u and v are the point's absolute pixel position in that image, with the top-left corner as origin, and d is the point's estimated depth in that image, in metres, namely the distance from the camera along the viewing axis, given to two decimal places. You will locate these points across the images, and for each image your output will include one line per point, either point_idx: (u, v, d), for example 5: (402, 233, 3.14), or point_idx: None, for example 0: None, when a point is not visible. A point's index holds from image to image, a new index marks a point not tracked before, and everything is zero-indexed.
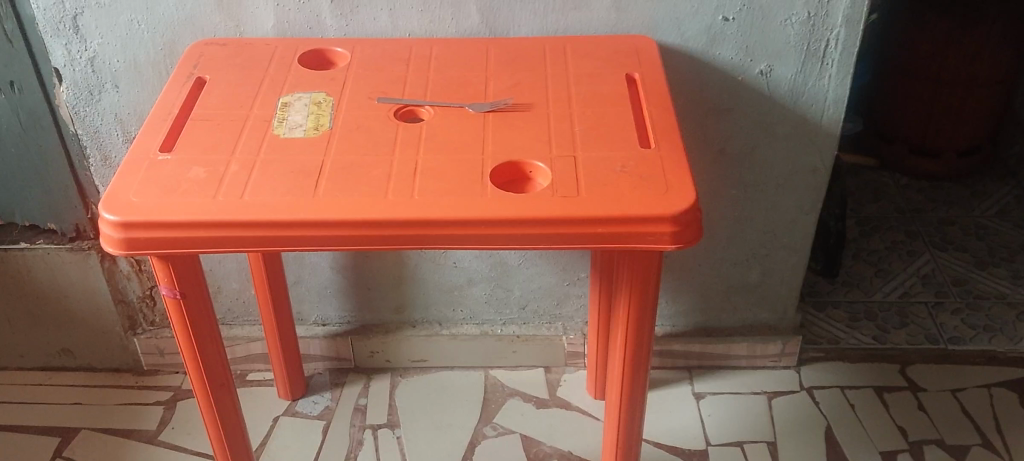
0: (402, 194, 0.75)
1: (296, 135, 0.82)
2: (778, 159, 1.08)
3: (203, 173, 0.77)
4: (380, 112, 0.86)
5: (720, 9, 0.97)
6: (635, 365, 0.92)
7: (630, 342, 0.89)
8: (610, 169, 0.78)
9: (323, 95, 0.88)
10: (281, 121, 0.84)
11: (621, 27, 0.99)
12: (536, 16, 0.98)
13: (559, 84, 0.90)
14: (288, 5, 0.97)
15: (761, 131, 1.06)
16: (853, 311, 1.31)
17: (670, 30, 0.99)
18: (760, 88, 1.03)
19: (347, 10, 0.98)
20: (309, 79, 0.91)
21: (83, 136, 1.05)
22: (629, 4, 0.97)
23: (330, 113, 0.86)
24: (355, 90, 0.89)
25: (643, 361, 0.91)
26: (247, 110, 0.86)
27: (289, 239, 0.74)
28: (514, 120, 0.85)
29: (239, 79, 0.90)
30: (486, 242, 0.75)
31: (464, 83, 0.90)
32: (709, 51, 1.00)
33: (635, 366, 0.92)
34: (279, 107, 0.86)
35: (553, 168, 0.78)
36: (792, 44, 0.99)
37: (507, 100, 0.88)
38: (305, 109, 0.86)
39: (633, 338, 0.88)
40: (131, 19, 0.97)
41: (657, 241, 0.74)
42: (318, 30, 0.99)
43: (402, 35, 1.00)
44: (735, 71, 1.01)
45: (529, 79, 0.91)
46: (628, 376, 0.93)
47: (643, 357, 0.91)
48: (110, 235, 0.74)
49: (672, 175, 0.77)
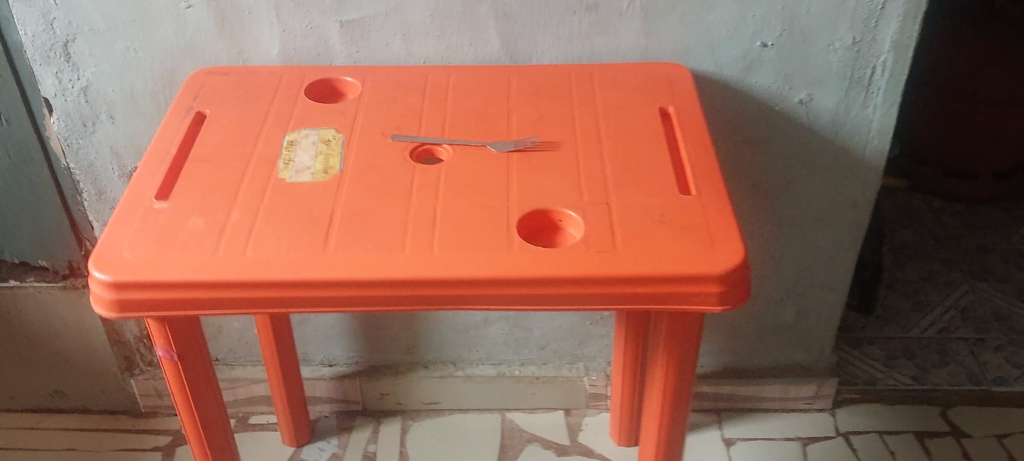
0: (421, 248, 0.69)
1: (302, 179, 0.75)
2: (817, 193, 1.00)
3: (202, 224, 0.71)
4: (393, 152, 0.79)
5: (757, 34, 0.89)
6: (671, 424, 0.86)
7: (667, 399, 0.82)
8: (649, 217, 0.71)
9: (332, 131, 0.81)
10: (287, 163, 0.77)
11: (651, 53, 0.92)
12: (560, 42, 0.91)
13: (588, 118, 0.83)
14: (294, 30, 0.90)
15: (799, 163, 0.98)
16: (889, 348, 1.24)
17: (702, 57, 0.91)
18: (799, 119, 0.95)
19: (356, 36, 0.90)
20: (316, 114, 0.83)
21: (76, 170, 0.99)
22: (659, 29, 0.90)
23: (340, 152, 0.79)
24: (367, 126, 0.82)
25: (680, 420, 0.85)
26: (250, 150, 0.79)
27: (300, 299, 0.68)
28: (540, 161, 0.78)
29: (242, 113, 0.83)
30: (515, 302, 0.68)
31: (484, 118, 0.83)
32: (744, 79, 0.93)
33: (671, 425, 0.86)
34: (284, 145, 0.79)
35: (585, 217, 0.71)
36: (835, 71, 0.92)
37: (532, 137, 0.80)
38: (313, 148, 0.79)
39: (671, 395, 0.82)
40: (127, 47, 0.90)
41: (703, 302, 0.68)
42: (326, 56, 0.92)
43: (416, 62, 0.92)
44: (773, 100, 0.94)
45: (555, 113, 0.84)
46: (664, 434, 0.87)
47: (680, 416, 0.84)
48: (101, 296, 0.67)
49: (717, 227, 0.70)
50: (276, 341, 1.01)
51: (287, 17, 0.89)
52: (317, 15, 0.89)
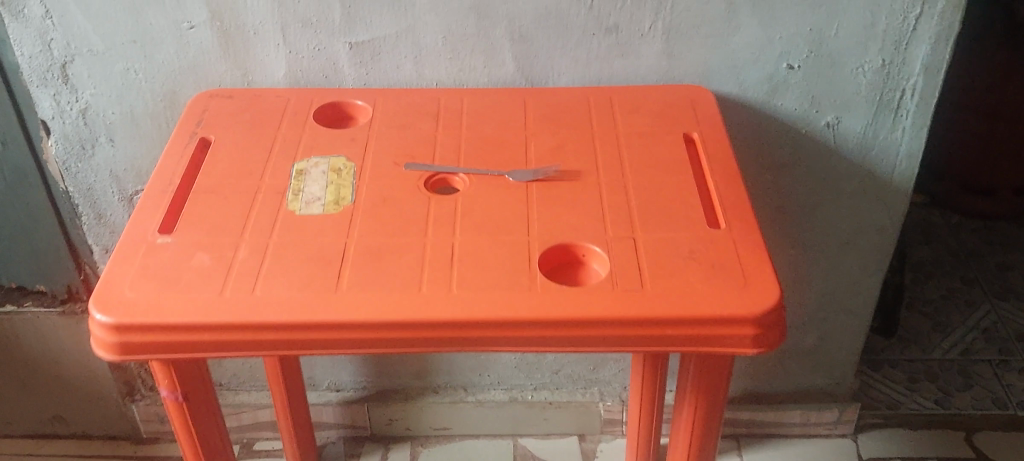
0: (439, 287, 0.66)
1: (313, 213, 0.72)
2: (842, 216, 0.98)
3: (208, 262, 0.68)
4: (407, 182, 0.76)
5: (784, 56, 0.87)
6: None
7: (693, 443, 0.80)
8: (678, 254, 0.68)
9: (343, 160, 0.78)
10: (296, 194, 0.74)
11: (672, 76, 0.89)
12: (577, 64, 0.88)
13: (608, 146, 0.80)
14: (300, 52, 0.86)
15: (823, 187, 0.96)
16: (911, 370, 1.21)
17: (727, 79, 0.88)
18: (825, 142, 0.92)
19: (366, 58, 0.87)
20: (326, 141, 0.80)
21: (75, 194, 0.95)
22: (681, 51, 0.87)
23: (351, 183, 0.75)
24: (379, 154, 0.79)
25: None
26: (257, 180, 0.76)
27: (313, 342, 0.64)
28: (561, 192, 0.75)
29: (248, 141, 0.80)
30: (538, 344, 0.65)
31: (500, 145, 0.80)
32: (769, 101, 0.90)
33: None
34: (293, 175, 0.76)
35: (609, 253, 0.68)
36: (863, 95, 0.89)
37: (551, 167, 0.77)
38: (323, 178, 0.76)
39: (698, 438, 0.79)
40: (127, 68, 0.87)
41: (736, 345, 0.65)
42: (334, 78, 0.89)
43: (428, 84, 0.89)
44: (799, 123, 0.91)
45: (574, 140, 0.81)
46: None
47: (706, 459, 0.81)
48: (102, 339, 0.64)
49: (749, 264, 0.67)
50: (287, 372, 0.97)
51: (293, 38, 0.85)
52: (325, 36, 0.85)
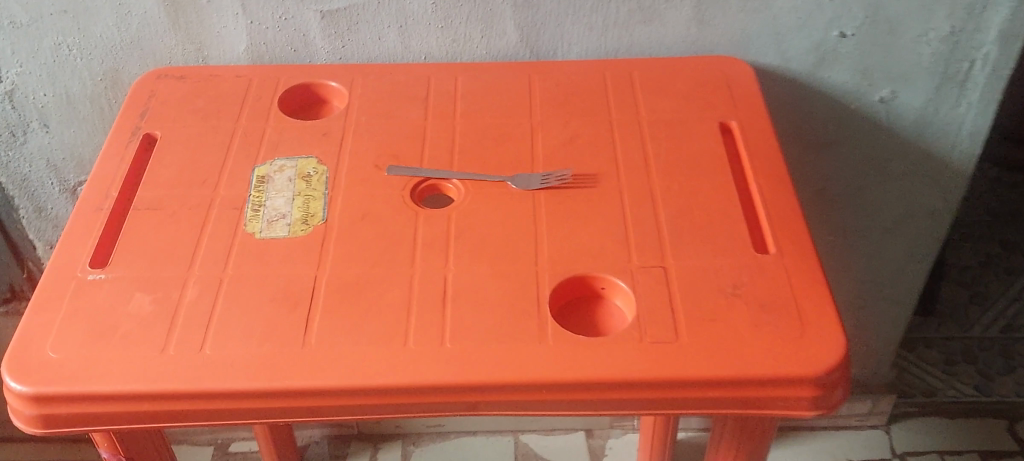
0: (428, 339, 0.53)
1: (276, 235, 0.60)
2: (891, 200, 0.85)
3: (149, 307, 0.55)
4: (390, 193, 0.63)
5: (834, 22, 0.73)
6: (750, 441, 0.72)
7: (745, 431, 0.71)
8: (719, 290, 0.56)
9: (313, 162, 0.65)
10: (257, 210, 0.62)
11: (701, 45, 0.75)
12: (592, 33, 0.74)
13: (630, 139, 0.66)
14: (263, 22, 0.72)
15: (873, 169, 0.82)
16: (948, 351, 1.11)
17: (767, 48, 0.75)
18: (877, 119, 0.79)
19: (342, 28, 0.73)
20: (293, 136, 0.67)
21: (9, 184, 0.83)
22: (714, 17, 0.73)
23: (323, 194, 0.63)
24: (356, 154, 0.66)
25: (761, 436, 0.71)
26: (209, 191, 0.63)
27: (277, 409, 0.53)
28: (575, 203, 0.62)
29: (200, 137, 0.67)
30: (552, 407, 0.53)
31: (501, 138, 0.67)
32: (815, 73, 0.76)
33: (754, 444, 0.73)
34: (254, 182, 0.64)
35: (637, 289, 0.56)
36: (925, 66, 0.75)
37: (563, 169, 0.64)
38: (289, 188, 0.63)
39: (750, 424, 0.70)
40: (57, 43, 0.72)
41: (791, 407, 0.53)
42: (304, 52, 0.74)
43: (415, 57, 0.75)
44: (847, 98, 0.78)
45: (588, 130, 0.67)
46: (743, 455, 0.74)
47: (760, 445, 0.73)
48: (20, 408, 0.53)
49: (807, 304, 0.55)
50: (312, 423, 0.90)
51: (254, 6, 0.71)
52: (292, 3, 0.71)
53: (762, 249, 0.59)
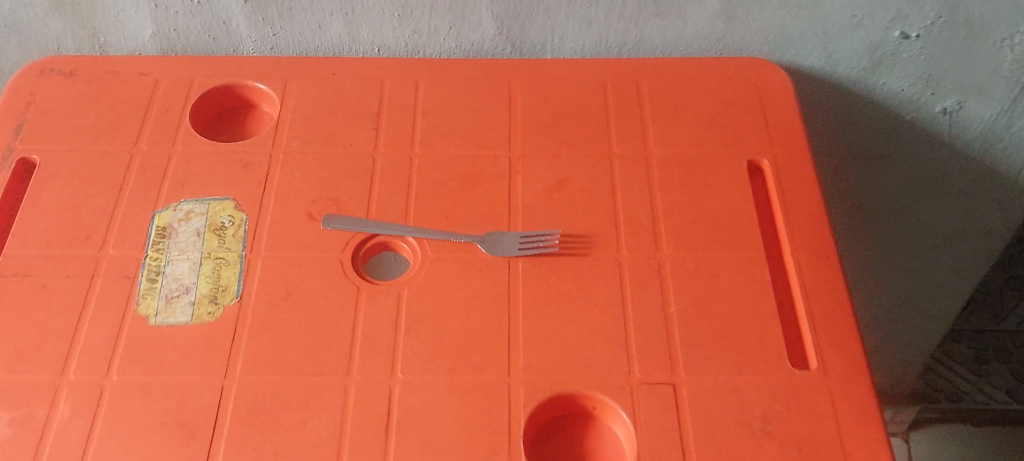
0: None
1: (175, 320, 0.47)
2: (941, 217, 0.71)
3: (5, 432, 0.43)
4: (327, 257, 0.49)
5: (897, 21, 0.57)
6: None
7: None
8: (742, 421, 0.43)
9: (231, 206, 0.51)
10: (154, 281, 0.48)
11: (727, 43, 0.60)
12: (589, 27, 0.58)
13: (635, 186, 0.53)
14: (172, 6, 0.57)
15: (923, 184, 0.69)
16: (979, 346, 0.96)
17: (810, 50, 0.60)
18: (936, 132, 0.64)
19: (272, 15, 0.58)
20: (207, 168, 0.53)
21: None
22: (746, 13, 0.57)
23: (238, 256, 0.49)
24: (285, 197, 0.52)
25: None
26: (94, 251, 0.49)
27: None
28: (562, 278, 0.48)
29: (89, 166, 0.53)
30: None
31: (471, 180, 0.53)
32: (867, 79, 0.61)
33: None
34: (153, 237, 0.50)
35: (636, 417, 0.43)
36: (1004, 74, 0.59)
37: (547, 229, 0.51)
38: (197, 246, 0.50)
39: None
40: None
41: None
42: (226, 41, 0.60)
43: (367, 50, 0.60)
44: (903, 107, 0.63)
45: (581, 172, 0.54)
46: None
47: None
48: None
49: (854, 448, 0.42)
50: None
51: None
52: None
53: (801, 363, 0.46)
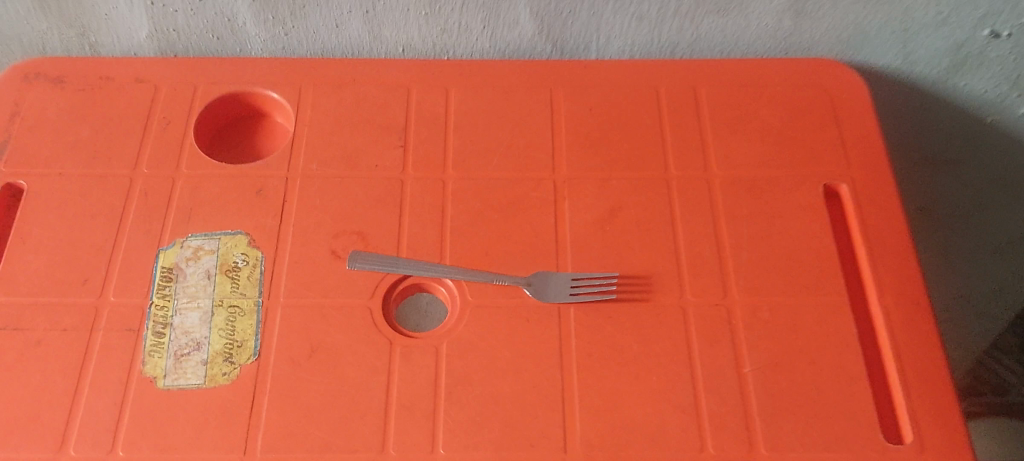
0: None
1: (186, 383, 0.42)
2: (1011, 218, 0.66)
3: None
4: (355, 305, 0.44)
5: (987, 19, 0.50)
6: None
7: None
8: None
9: (245, 242, 0.46)
10: (160, 336, 0.43)
11: (793, 40, 0.53)
12: (640, 24, 0.51)
13: (698, 215, 0.47)
14: (170, 4, 0.50)
15: (997, 185, 0.63)
16: None
17: (887, 49, 0.53)
18: (1018, 134, 0.58)
19: (283, 14, 0.51)
20: (215, 195, 0.47)
21: None
22: (819, 10, 0.50)
23: (255, 304, 0.44)
24: (305, 232, 0.46)
25: None
26: (93, 299, 0.44)
27: None
28: (620, 331, 0.43)
29: (84, 193, 0.47)
30: None
31: (513, 207, 0.47)
32: (947, 79, 0.55)
33: None
34: (157, 280, 0.44)
35: None
36: None
37: (601, 268, 0.45)
38: (207, 291, 0.44)
39: None
40: None
41: None
42: (232, 41, 0.53)
43: (390, 49, 0.54)
44: (984, 108, 0.57)
45: (636, 196, 0.47)
46: None
47: None
48: None
49: None
50: None
51: None
52: None
53: (894, 437, 0.42)
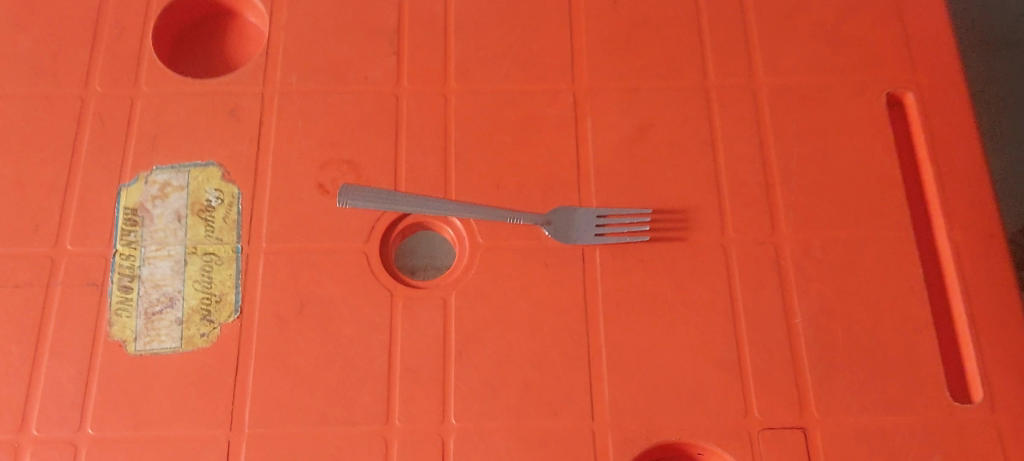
0: None
1: (160, 347, 0.37)
2: None
3: None
4: (347, 250, 0.38)
5: None
6: None
7: None
8: None
9: (218, 175, 0.39)
10: (128, 291, 0.38)
11: None
12: None
13: (741, 134, 0.40)
14: None
15: None
16: None
17: None
18: None
19: None
20: (180, 117, 0.41)
21: None
22: None
23: (233, 251, 0.38)
24: (286, 162, 0.40)
25: None
26: (47, 249, 0.38)
27: None
28: (652, 277, 0.38)
29: (28, 119, 0.41)
30: None
31: (526, 128, 0.41)
32: None
33: None
34: (120, 224, 0.39)
35: None
36: None
37: (630, 201, 0.39)
38: (178, 237, 0.38)
39: None
40: None
41: None
42: None
43: None
44: None
45: (668, 110, 0.41)
46: None
47: None
48: None
49: None
50: None
51: None
52: None
53: (961, 393, 0.36)
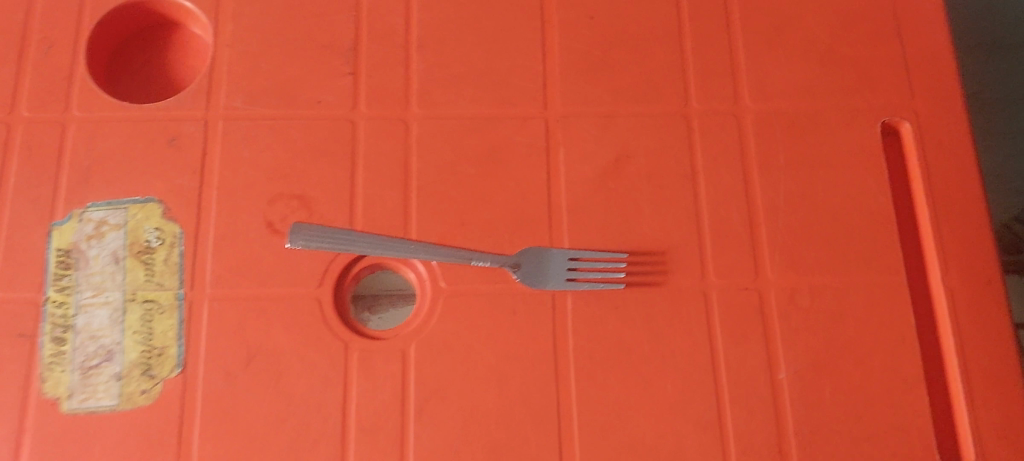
0: None
1: (97, 405, 0.34)
2: None
3: None
4: (299, 297, 0.35)
5: None
6: None
7: None
8: None
9: (159, 213, 0.36)
10: (61, 342, 0.35)
11: None
12: None
13: (724, 165, 0.37)
14: None
15: None
16: None
17: None
18: None
19: None
20: (117, 146, 0.37)
21: None
22: None
23: (175, 299, 0.35)
24: (232, 198, 0.37)
25: None
26: None
27: None
28: (626, 327, 0.35)
29: None
30: None
31: (493, 159, 0.38)
32: None
33: None
34: (53, 267, 0.36)
35: None
36: None
37: (604, 241, 0.36)
38: (116, 282, 0.36)
39: None
40: None
41: None
42: None
43: None
44: None
45: (646, 139, 0.38)
46: None
47: None
48: None
49: None
50: None
51: None
52: None
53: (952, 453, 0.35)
